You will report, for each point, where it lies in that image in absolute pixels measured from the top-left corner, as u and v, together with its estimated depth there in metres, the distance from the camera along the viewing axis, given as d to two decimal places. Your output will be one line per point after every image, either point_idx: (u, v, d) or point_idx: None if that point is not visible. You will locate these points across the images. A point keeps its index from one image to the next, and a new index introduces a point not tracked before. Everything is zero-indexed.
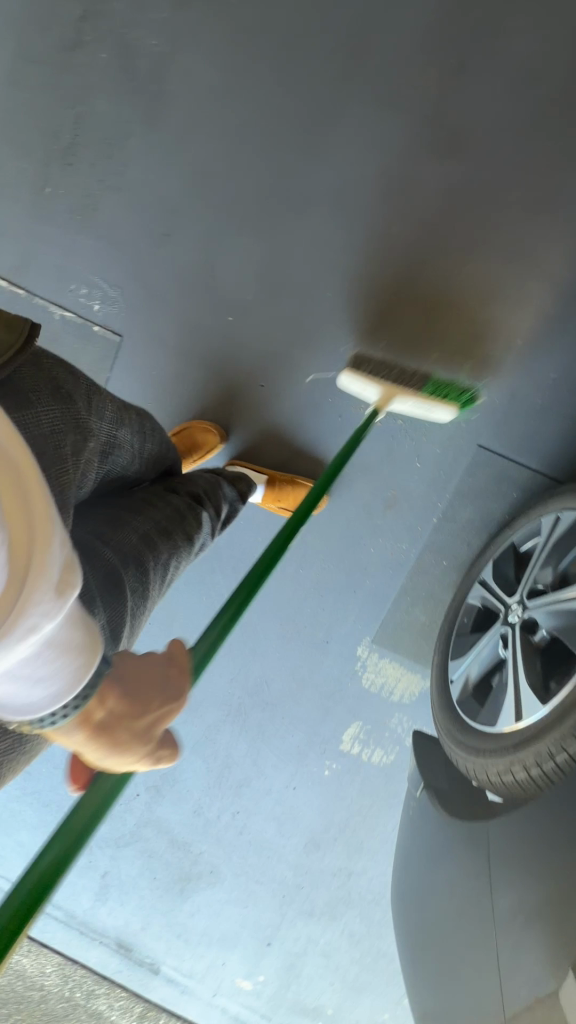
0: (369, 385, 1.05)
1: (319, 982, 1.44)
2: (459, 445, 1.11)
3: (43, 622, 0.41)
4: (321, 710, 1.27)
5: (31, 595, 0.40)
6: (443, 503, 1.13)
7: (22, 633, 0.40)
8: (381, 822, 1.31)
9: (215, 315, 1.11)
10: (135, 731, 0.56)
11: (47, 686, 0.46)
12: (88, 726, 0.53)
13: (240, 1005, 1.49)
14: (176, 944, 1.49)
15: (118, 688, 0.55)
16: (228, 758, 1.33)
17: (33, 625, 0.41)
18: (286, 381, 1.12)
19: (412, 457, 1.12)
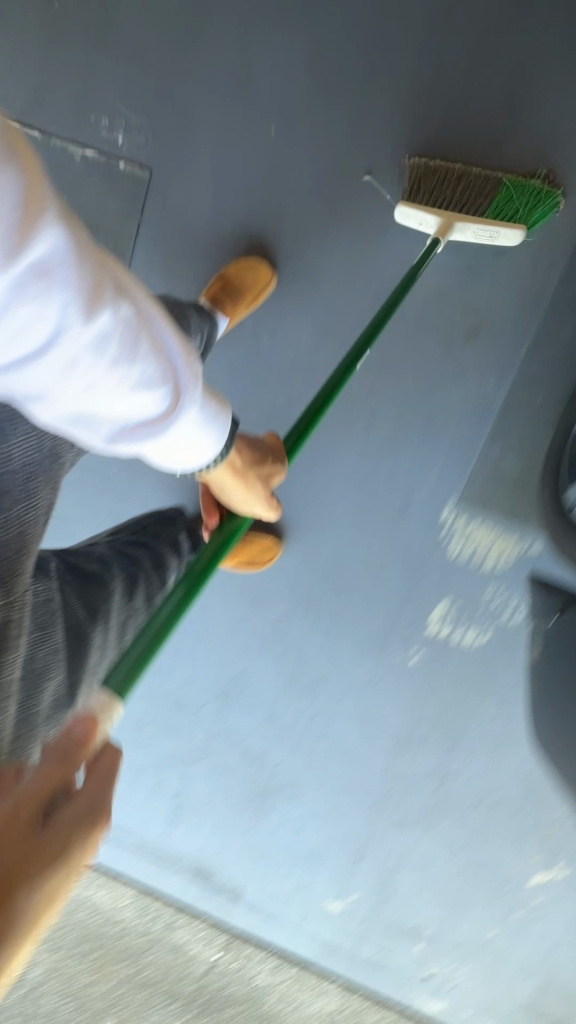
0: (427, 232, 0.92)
1: (416, 898, 1.33)
2: (551, 252, 0.94)
3: (198, 376, 0.53)
4: (402, 590, 1.14)
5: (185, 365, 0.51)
6: (535, 325, 0.97)
7: (191, 391, 0.52)
8: (478, 714, 1.17)
9: (256, 133, 0.98)
10: (259, 489, 0.77)
11: (216, 429, 0.61)
12: (235, 474, 0.72)
13: (330, 927, 1.40)
14: (258, 867, 1.39)
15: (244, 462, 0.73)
16: (301, 655, 1.22)
17: (186, 391, 0.52)
18: (343, 200, 0.98)
19: (496, 270, 0.97)
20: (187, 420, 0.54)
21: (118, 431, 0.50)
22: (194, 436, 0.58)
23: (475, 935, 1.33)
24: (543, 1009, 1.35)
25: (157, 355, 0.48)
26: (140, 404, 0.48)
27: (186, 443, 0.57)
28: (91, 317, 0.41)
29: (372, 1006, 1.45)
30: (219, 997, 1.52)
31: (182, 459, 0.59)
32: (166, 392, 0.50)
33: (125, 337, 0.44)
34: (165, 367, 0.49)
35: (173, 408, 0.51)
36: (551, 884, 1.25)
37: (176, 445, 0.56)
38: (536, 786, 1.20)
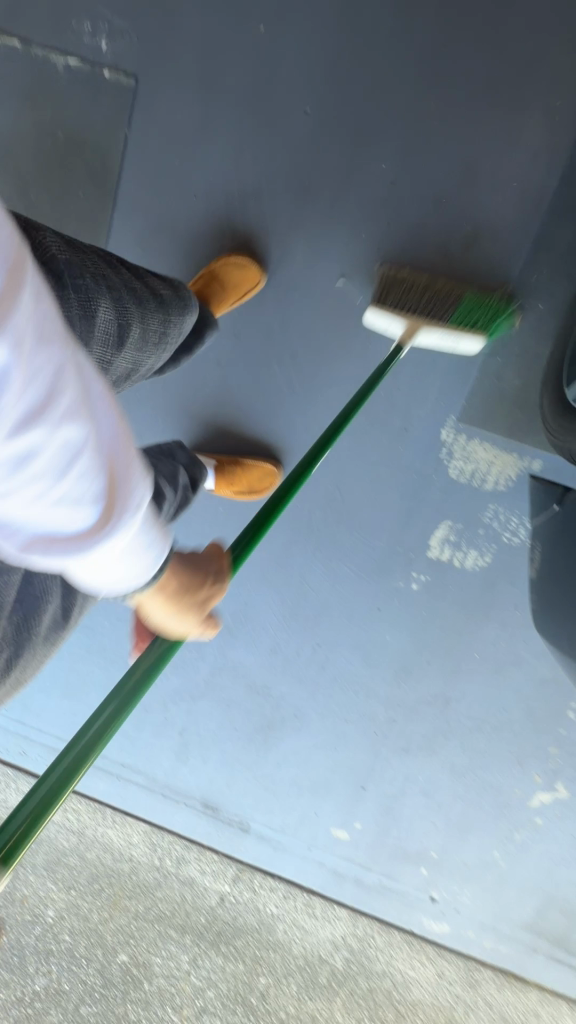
0: (394, 322, 0.96)
1: (421, 823, 1.36)
2: (550, 150, 0.92)
3: (144, 496, 0.47)
4: (403, 514, 1.14)
5: (131, 484, 0.45)
6: (533, 231, 0.95)
7: (132, 505, 0.45)
8: (480, 637, 1.19)
9: (245, 30, 0.94)
10: (196, 606, 0.63)
11: (156, 550, 0.53)
12: (164, 595, 0.59)
13: (337, 856, 1.44)
14: (265, 800, 1.42)
15: (180, 579, 0.61)
16: (304, 585, 1.23)
17: (128, 506, 0.45)
18: (336, 102, 0.94)
19: (495, 172, 0.94)
20: (123, 542, 0.47)
21: (27, 536, 0.41)
22: (126, 557, 0.49)
23: (479, 857, 1.37)
24: (544, 925, 1.40)
25: (100, 467, 0.42)
26: (65, 518, 0.41)
27: (114, 564, 0.49)
28: (22, 427, 0.36)
29: (379, 929, 1.50)
30: (231, 927, 1.57)
31: (107, 583, 0.51)
32: (100, 513, 0.43)
33: (64, 450, 0.39)
34: (106, 486, 0.43)
35: (107, 522, 0.44)
36: (552, 803, 1.28)
37: (101, 563, 0.47)
38: (537, 708, 1.22)
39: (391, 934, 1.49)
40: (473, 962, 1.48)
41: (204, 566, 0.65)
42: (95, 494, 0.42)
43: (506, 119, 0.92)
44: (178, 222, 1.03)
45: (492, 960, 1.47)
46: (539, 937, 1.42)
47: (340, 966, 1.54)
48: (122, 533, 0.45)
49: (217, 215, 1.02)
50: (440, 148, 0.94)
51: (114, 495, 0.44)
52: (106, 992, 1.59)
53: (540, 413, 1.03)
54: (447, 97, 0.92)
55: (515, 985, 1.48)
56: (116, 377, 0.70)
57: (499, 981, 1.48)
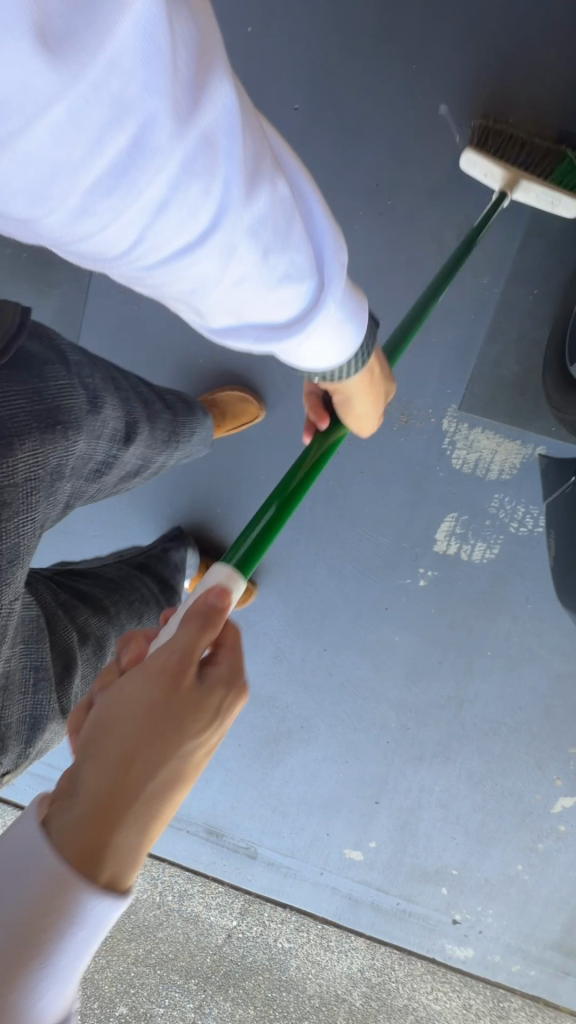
0: (491, 169, 0.89)
1: (439, 838, 1.29)
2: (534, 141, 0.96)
3: (341, 251, 0.48)
4: (406, 508, 1.11)
5: (335, 250, 0.47)
6: (522, 219, 0.97)
7: (334, 278, 0.48)
8: (491, 633, 1.15)
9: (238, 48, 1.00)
10: (377, 401, 0.76)
11: (357, 320, 0.56)
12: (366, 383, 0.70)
13: (352, 880, 1.35)
14: (273, 823, 1.34)
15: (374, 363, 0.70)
16: (308, 587, 1.19)
17: (333, 275, 0.47)
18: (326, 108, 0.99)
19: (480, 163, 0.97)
20: (324, 322, 0.50)
21: (262, 328, 0.47)
22: (335, 333, 0.53)
23: (502, 873, 1.30)
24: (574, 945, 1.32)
25: (302, 226, 0.42)
26: (285, 296, 0.44)
27: (327, 340, 0.53)
28: (253, 191, 0.37)
29: (399, 959, 1.40)
30: (239, 967, 1.46)
31: (316, 362, 0.56)
32: (312, 282, 0.46)
33: (282, 208, 0.40)
34: (311, 250, 0.44)
35: (316, 303, 0.48)
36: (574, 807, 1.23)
37: (316, 346, 0.53)
38: (555, 705, 1.18)
39: (412, 963, 1.40)
40: (501, 991, 1.39)
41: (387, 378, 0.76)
42: (312, 267, 0.45)
43: (486, 116, 0.98)
44: None
45: (520, 987, 1.38)
46: (570, 958, 1.33)
47: (359, 1003, 1.44)
48: (331, 307, 0.49)
49: None
50: (425, 146, 0.99)
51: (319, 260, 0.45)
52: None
53: (541, 399, 1.02)
54: (431, 97, 0.97)
55: (547, 1015, 1.38)
56: (127, 471, 0.83)
57: (530, 1010, 1.39)
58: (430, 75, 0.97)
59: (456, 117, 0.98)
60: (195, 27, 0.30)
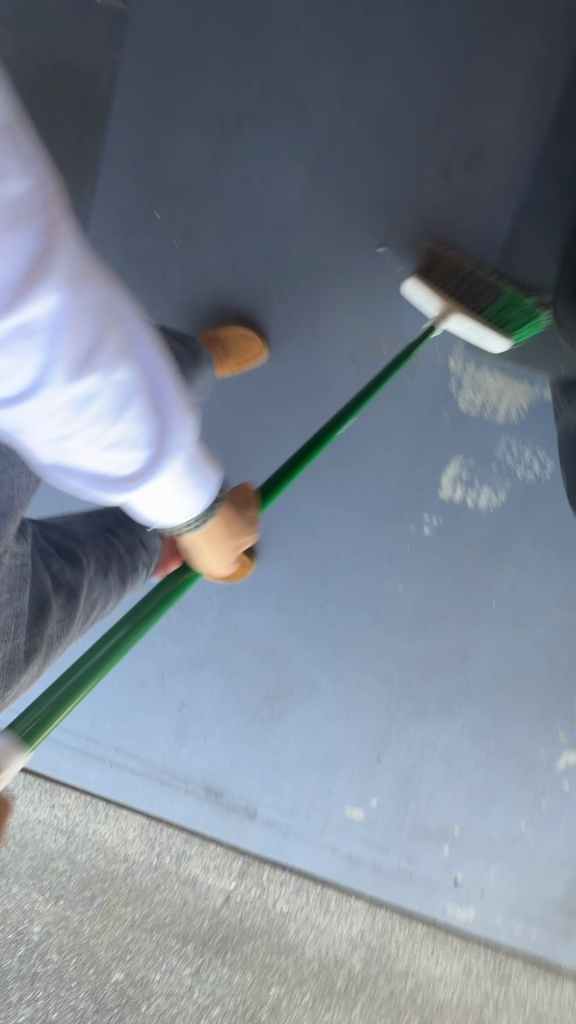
0: (429, 297, 0.92)
1: (441, 795, 1.27)
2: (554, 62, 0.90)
3: (186, 426, 0.50)
4: (411, 453, 1.09)
5: (180, 421, 0.49)
6: (535, 148, 0.93)
7: (176, 444, 0.49)
8: (496, 583, 1.13)
9: None
10: (229, 543, 0.72)
11: (204, 485, 0.57)
12: (212, 535, 0.68)
13: (353, 840, 1.33)
14: (273, 781, 1.32)
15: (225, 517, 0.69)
16: (310, 536, 1.16)
17: (174, 444, 0.49)
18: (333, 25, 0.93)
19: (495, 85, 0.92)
20: (161, 481, 0.51)
21: (93, 481, 0.47)
22: (177, 492, 0.54)
23: (505, 831, 1.28)
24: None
25: (145, 402, 0.46)
26: (116, 457, 0.47)
27: (166, 496, 0.54)
28: (79, 370, 0.41)
29: (400, 921, 1.38)
30: (237, 931, 1.44)
31: (160, 518, 0.57)
32: (151, 451, 0.48)
33: (114, 389, 0.44)
34: (155, 425, 0.47)
35: (156, 460, 0.49)
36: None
37: (155, 498, 0.53)
38: (560, 658, 1.16)
39: (413, 926, 1.38)
40: (502, 953, 1.37)
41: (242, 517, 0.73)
42: (150, 431, 0.47)
43: (505, 33, 0.91)
44: (172, 150, 1.01)
45: (522, 949, 1.36)
46: (572, 918, 1.32)
47: (358, 968, 1.42)
48: (170, 471, 0.51)
49: (213, 142, 0.99)
50: (440, 66, 0.92)
51: (157, 427, 0.47)
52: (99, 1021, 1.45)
53: (549, 337, 1.00)
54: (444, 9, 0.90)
55: (548, 976, 1.37)
56: None
57: (531, 972, 1.37)
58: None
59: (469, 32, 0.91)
60: (37, 249, 0.37)
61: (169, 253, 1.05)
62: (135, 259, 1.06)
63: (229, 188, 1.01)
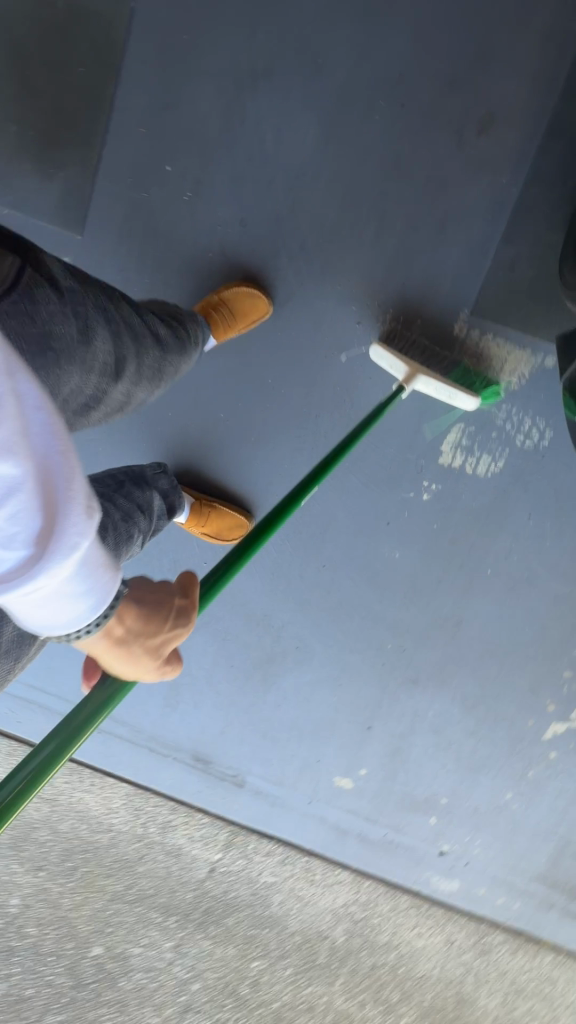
0: (395, 360, 0.98)
1: (430, 766, 1.28)
2: (566, 33, 0.91)
3: (77, 534, 0.43)
4: (413, 419, 1.10)
5: (68, 520, 0.42)
6: (544, 119, 0.95)
7: (61, 547, 0.42)
8: (492, 551, 1.15)
9: None
10: (149, 648, 0.57)
11: (96, 601, 0.48)
12: (113, 641, 0.54)
13: (340, 810, 1.33)
14: (263, 749, 1.32)
15: (134, 610, 0.55)
16: (309, 500, 1.16)
17: (56, 543, 0.42)
18: None
19: (507, 53, 0.93)
20: (41, 586, 0.43)
21: None
22: (60, 602, 0.46)
23: (491, 803, 1.29)
24: (558, 876, 1.33)
25: (31, 494, 0.40)
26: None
27: (45, 602, 0.45)
28: None
29: (384, 894, 1.39)
30: (221, 904, 1.43)
31: (37, 627, 0.47)
32: (24, 550, 0.41)
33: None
34: (37, 521, 0.41)
35: (38, 554, 0.41)
36: (566, 733, 1.23)
37: (31, 601, 0.44)
38: (551, 628, 1.18)
39: (396, 898, 1.39)
40: (484, 926, 1.38)
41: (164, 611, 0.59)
42: (30, 523, 0.40)
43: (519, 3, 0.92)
44: (184, 102, 1.00)
45: (503, 921, 1.38)
46: (553, 890, 1.34)
47: (341, 941, 1.42)
48: (52, 573, 0.42)
49: (226, 95, 0.99)
50: (454, 31, 0.93)
51: (38, 525, 0.41)
52: (76, 995, 1.43)
53: (552, 305, 1.01)
54: None
55: (529, 949, 1.39)
56: (113, 407, 0.74)
57: (512, 945, 1.39)
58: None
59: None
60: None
61: (178, 207, 1.04)
62: (143, 212, 1.05)
63: (241, 143, 1.00)
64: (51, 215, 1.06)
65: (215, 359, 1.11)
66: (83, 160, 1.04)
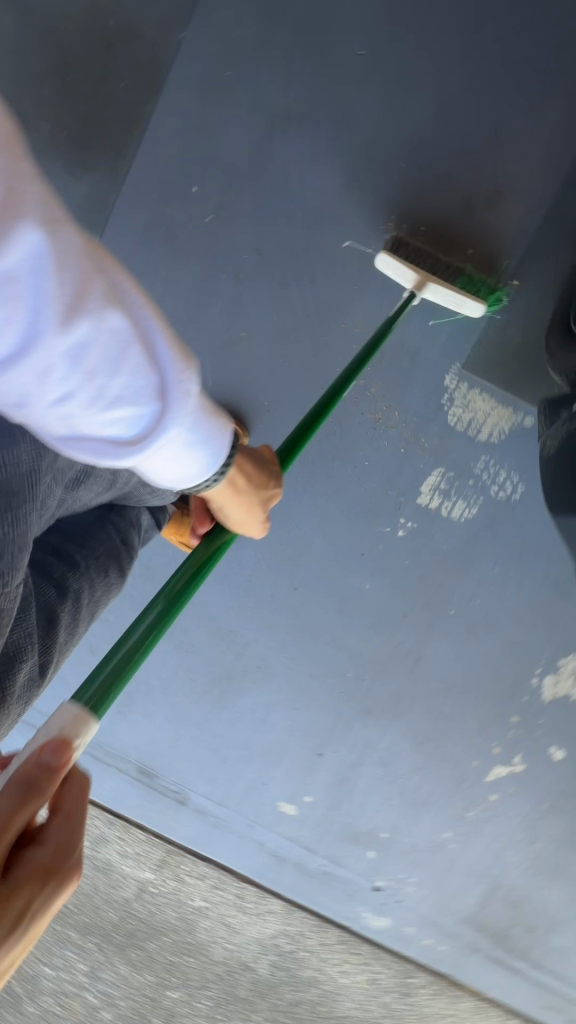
0: (403, 270, 1.00)
1: (374, 798, 1.29)
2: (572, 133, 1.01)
3: (188, 379, 0.44)
4: (397, 456, 1.15)
5: (182, 368, 0.43)
6: (546, 202, 1.04)
7: (180, 402, 0.44)
8: (457, 592, 1.19)
9: None
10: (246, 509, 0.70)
11: (210, 447, 0.52)
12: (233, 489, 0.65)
13: (281, 836, 1.32)
14: (210, 767, 1.30)
15: (249, 459, 0.67)
16: (288, 521, 1.19)
17: (175, 402, 0.43)
18: (386, 54, 1.01)
19: (519, 139, 1.02)
20: (168, 444, 0.46)
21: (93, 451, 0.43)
22: (181, 452, 0.49)
23: (429, 840, 1.31)
24: (486, 919, 1.35)
25: (140, 355, 0.40)
26: (120, 422, 0.41)
27: (172, 457, 0.49)
28: (65, 328, 0.35)
29: (314, 927, 1.37)
30: (145, 927, 1.38)
31: (167, 481, 0.53)
32: (157, 410, 0.42)
33: (108, 339, 0.38)
34: (158, 377, 0.42)
35: (162, 415, 0.43)
36: (507, 776, 1.27)
37: (162, 459, 0.48)
38: (504, 672, 1.22)
39: (326, 932, 1.37)
40: (408, 967, 1.38)
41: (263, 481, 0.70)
42: (150, 384, 0.41)
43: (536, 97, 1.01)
44: (219, 129, 1.04)
45: (428, 962, 1.38)
46: (480, 934, 1.35)
47: (264, 974, 1.39)
48: (178, 428, 0.45)
49: (258, 130, 1.04)
50: (475, 112, 1.02)
51: (155, 385, 0.42)
52: None
53: (536, 369, 1.09)
54: (486, 64, 1.00)
55: (449, 992, 1.39)
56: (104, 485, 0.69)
57: (433, 988, 1.39)
58: (492, 43, 0.99)
59: (505, 89, 1.01)
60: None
61: (199, 225, 1.07)
62: (164, 225, 1.08)
63: (268, 176, 1.05)
64: (73, 213, 1.08)
65: (216, 375, 1.14)
66: (112, 165, 1.06)
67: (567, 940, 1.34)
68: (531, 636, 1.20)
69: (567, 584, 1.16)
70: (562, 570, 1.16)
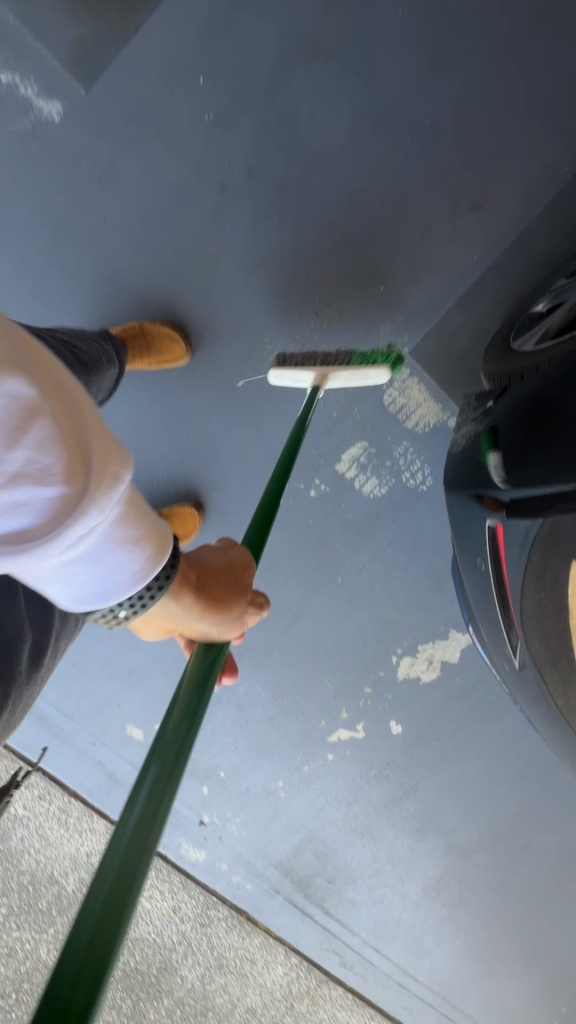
0: (302, 376, 1.05)
1: (221, 735, 1.36)
2: (566, 162, 1.04)
3: (110, 474, 0.48)
4: (326, 422, 1.19)
5: (100, 457, 0.47)
6: (530, 218, 1.07)
7: (93, 489, 0.47)
8: (347, 562, 1.26)
9: None
10: (219, 618, 0.74)
11: (135, 556, 0.56)
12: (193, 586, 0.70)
13: (121, 761, 1.34)
14: (66, 676, 1.30)
15: (190, 560, 0.73)
16: (209, 455, 1.20)
17: (87, 489, 0.46)
18: (423, 16, 0.98)
19: (517, 153, 1.04)
20: (83, 540, 0.48)
21: None
22: (100, 554, 0.52)
23: (263, 786, 1.39)
24: (295, 868, 1.45)
25: (52, 439, 0.44)
26: (14, 499, 0.43)
27: (90, 557, 0.51)
28: None
29: None
30: None
31: (84, 588, 0.54)
32: (56, 488, 0.45)
33: (6, 409, 0.42)
34: (62, 460, 0.45)
35: (75, 497, 0.46)
36: (346, 740, 1.36)
37: (77, 555, 0.50)
38: (370, 646, 1.31)
39: None
40: (212, 900, 1.45)
41: (227, 581, 0.77)
42: (61, 465, 0.45)
43: (544, 115, 1.02)
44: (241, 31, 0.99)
45: (232, 898, 1.46)
46: (286, 879, 1.45)
47: (68, 893, 1.40)
48: (91, 516, 0.47)
49: (277, 51, 1.00)
50: (486, 111, 1.03)
51: (66, 469, 0.45)
52: None
53: (472, 377, 1.15)
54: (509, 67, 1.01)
55: (244, 927, 1.48)
56: None
57: (230, 922, 1.47)
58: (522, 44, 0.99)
59: (520, 98, 1.02)
60: None
61: (192, 127, 1.02)
62: (159, 111, 1.02)
63: (278, 100, 1.02)
64: (60, 68, 0.99)
65: (173, 285, 1.11)
66: (113, 29, 0.98)
67: (360, 894, 1.48)
68: (402, 618, 1.29)
69: (446, 579, 1.26)
70: (445, 566, 1.25)
